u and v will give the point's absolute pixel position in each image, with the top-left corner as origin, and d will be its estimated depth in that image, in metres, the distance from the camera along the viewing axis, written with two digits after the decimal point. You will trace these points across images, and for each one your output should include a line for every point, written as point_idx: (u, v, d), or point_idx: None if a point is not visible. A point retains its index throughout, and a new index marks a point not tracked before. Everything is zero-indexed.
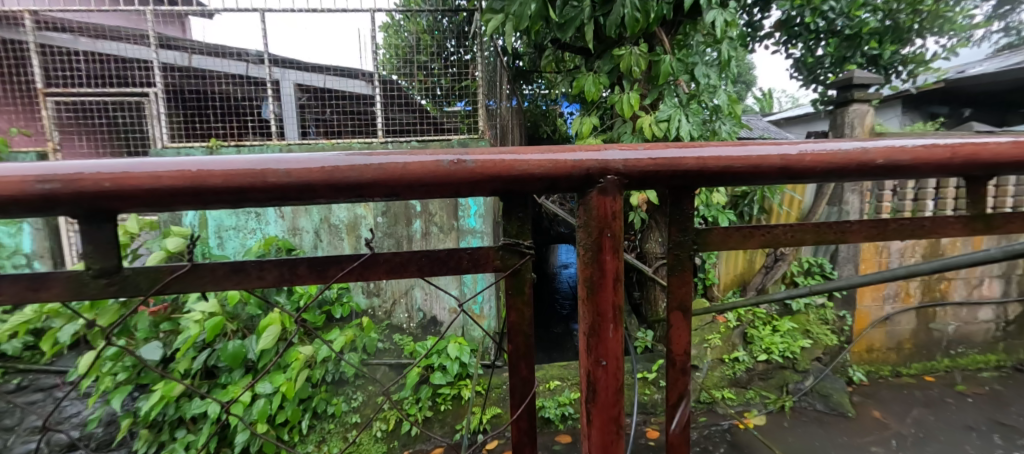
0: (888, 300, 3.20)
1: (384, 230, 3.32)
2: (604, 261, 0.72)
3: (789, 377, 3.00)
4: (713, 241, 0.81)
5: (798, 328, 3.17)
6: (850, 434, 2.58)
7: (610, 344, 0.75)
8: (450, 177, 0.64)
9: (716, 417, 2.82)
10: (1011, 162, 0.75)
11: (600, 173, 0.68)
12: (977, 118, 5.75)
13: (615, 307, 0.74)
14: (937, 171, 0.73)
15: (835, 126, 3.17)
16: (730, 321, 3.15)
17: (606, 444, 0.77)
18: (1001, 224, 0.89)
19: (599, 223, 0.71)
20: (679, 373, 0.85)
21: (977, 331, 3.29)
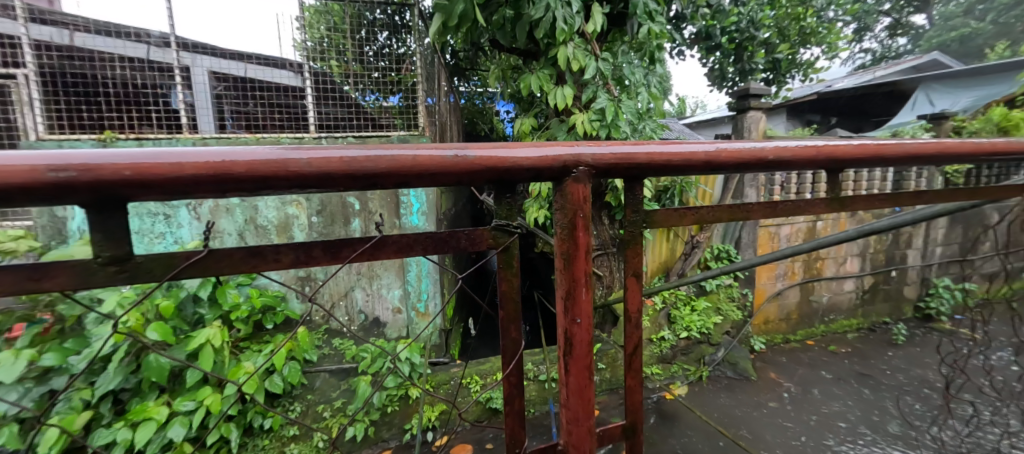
0: (779, 278, 3.76)
1: (319, 230, 3.17)
2: (577, 237, 0.82)
3: (705, 350, 3.41)
4: (658, 220, 0.96)
5: (711, 306, 3.57)
6: (754, 394, 3.01)
7: (582, 304, 0.84)
8: (456, 169, 0.69)
9: (647, 391, 3.09)
10: (855, 158, 0.98)
11: (574, 165, 0.77)
12: (841, 125, 6.98)
13: (588, 274, 0.83)
14: (808, 164, 0.94)
15: (737, 131, 3.63)
16: (657, 304, 3.46)
17: (580, 390, 0.87)
18: (854, 202, 1.15)
19: (573, 205, 0.80)
20: (632, 325, 0.98)
21: (844, 300, 3.98)
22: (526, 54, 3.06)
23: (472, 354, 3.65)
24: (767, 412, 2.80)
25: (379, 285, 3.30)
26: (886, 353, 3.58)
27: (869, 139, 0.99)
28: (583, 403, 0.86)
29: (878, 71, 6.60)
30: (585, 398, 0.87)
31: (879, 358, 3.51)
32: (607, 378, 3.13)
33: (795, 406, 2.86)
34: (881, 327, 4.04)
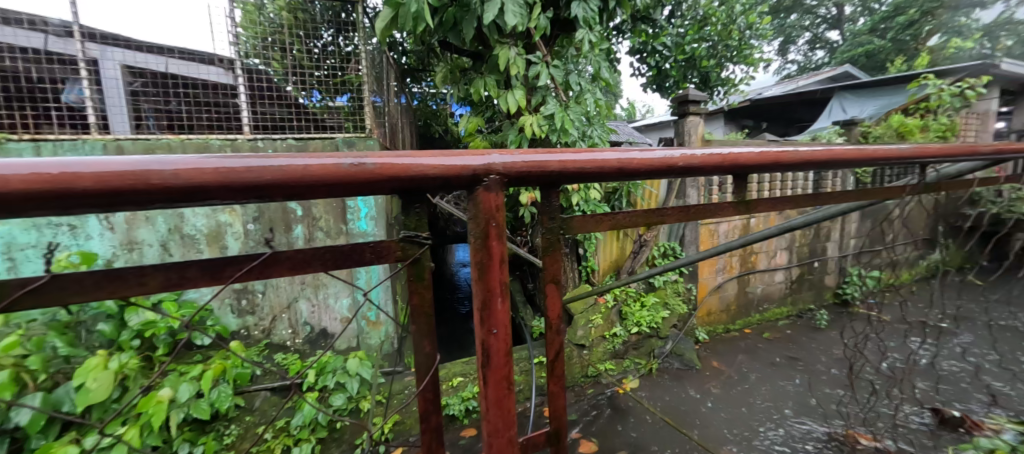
0: (719, 272, 3.97)
1: (257, 238, 2.91)
2: (491, 246, 0.71)
3: (654, 344, 3.52)
4: (575, 226, 0.90)
5: (659, 301, 3.66)
6: (698, 383, 3.16)
7: (499, 314, 0.74)
8: (355, 182, 0.59)
9: (601, 387, 3.08)
10: (758, 164, 0.91)
11: (483, 174, 0.67)
12: (770, 130, 7.65)
13: (503, 283, 0.73)
14: (714, 171, 0.88)
15: (679, 134, 3.79)
16: (609, 302, 3.42)
17: (499, 403, 0.76)
18: (758, 206, 1.12)
19: (485, 215, 0.70)
20: (551, 331, 0.87)
21: (776, 290, 4.30)
22: (476, 57, 2.95)
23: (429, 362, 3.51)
24: (709, 399, 2.95)
25: (325, 295, 3.05)
26: (812, 337, 3.91)
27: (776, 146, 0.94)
28: (503, 415, 0.75)
29: (801, 81, 7.25)
30: (504, 410, 0.76)
31: (805, 341, 3.83)
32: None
33: (735, 392, 3.03)
34: (807, 314, 4.41)
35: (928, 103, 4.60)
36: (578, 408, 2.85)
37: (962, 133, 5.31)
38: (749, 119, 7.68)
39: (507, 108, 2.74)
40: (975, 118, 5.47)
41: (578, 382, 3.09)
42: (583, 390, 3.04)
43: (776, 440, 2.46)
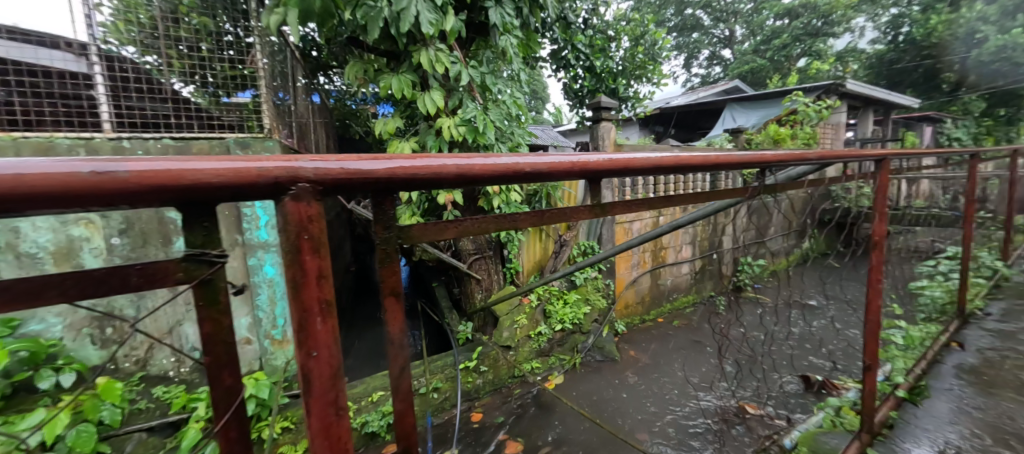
0: (635, 267, 4.14)
1: (126, 256, 2.17)
2: (306, 262, 0.54)
3: (578, 340, 3.53)
4: (416, 235, 0.72)
5: (581, 297, 3.72)
6: (618, 372, 3.30)
7: (322, 335, 0.56)
8: (98, 195, 0.42)
9: (528, 386, 3.07)
10: (607, 171, 0.83)
11: (289, 182, 0.52)
12: (677, 137, 8.38)
13: (324, 301, 0.56)
14: (563, 178, 0.78)
15: (596, 139, 3.91)
16: (533, 301, 3.45)
17: (326, 437, 0.58)
18: (613, 208, 0.98)
19: (296, 227, 0.53)
20: (396, 345, 0.70)
21: (682, 281, 4.66)
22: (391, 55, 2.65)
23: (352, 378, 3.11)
24: (629, 386, 3.07)
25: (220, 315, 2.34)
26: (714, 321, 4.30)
27: (632, 151, 0.86)
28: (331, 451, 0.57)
29: (700, 92, 8.01)
30: (334, 446, 0.58)
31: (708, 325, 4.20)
32: (490, 380, 2.98)
33: (649, 378, 3.19)
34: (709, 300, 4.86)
35: (795, 115, 5.32)
36: (504, 411, 2.80)
37: (821, 142, 6.23)
38: (659, 126, 8.35)
39: (427, 110, 2.50)
40: (830, 130, 6.43)
41: (505, 383, 3.08)
42: (510, 391, 3.02)
43: (686, 417, 2.59)
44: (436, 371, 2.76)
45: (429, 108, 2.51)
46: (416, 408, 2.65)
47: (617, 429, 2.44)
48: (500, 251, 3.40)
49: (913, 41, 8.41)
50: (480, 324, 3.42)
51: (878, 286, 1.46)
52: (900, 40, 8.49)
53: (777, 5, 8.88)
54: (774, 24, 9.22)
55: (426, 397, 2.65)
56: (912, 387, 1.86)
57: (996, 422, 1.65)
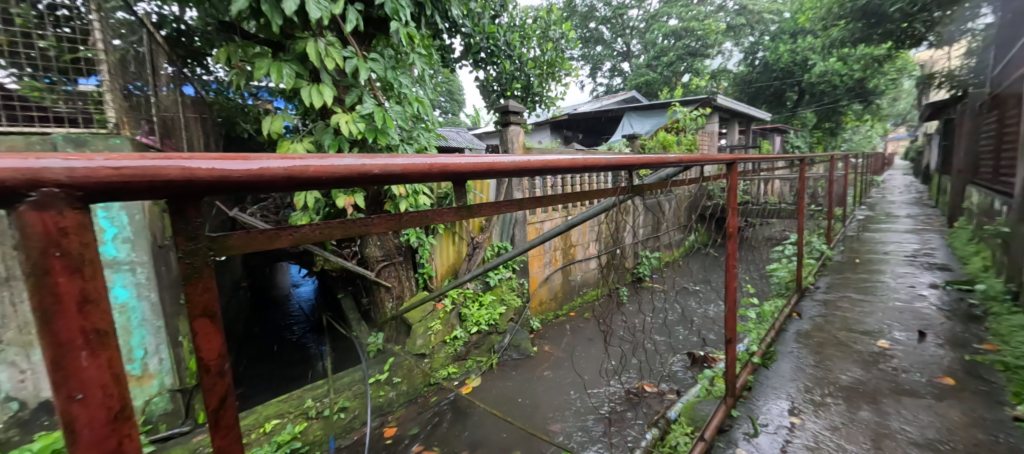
0: (547, 265, 4.27)
1: None
2: (60, 283, 0.38)
3: (494, 340, 3.55)
4: (236, 246, 0.58)
5: (496, 298, 3.73)
6: (534, 369, 3.36)
7: (94, 373, 0.41)
8: None
9: (444, 392, 3.00)
10: (477, 174, 0.74)
11: (36, 183, 0.36)
12: (584, 141, 8.93)
13: (94, 330, 0.40)
14: (424, 180, 0.66)
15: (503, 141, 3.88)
16: (447, 306, 3.40)
17: None
18: (481, 210, 0.88)
19: (44, 239, 0.37)
20: (209, 374, 0.55)
21: (590, 275, 4.93)
22: (274, 45, 2.29)
23: (247, 403, 2.75)
24: (544, 381, 3.15)
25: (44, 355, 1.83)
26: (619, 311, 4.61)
27: (505, 154, 0.78)
28: None
29: (603, 100, 8.59)
30: None
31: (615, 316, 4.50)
32: (404, 391, 2.87)
33: (562, 371, 3.30)
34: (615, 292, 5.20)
35: (678, 124, 5.92)
36: (419, 422, 2.71)
37: (701, 148, 7.04)
38: (569, 131, 8.82)
39: (314, 105, 2.11)
40: (707, 137, 7.29)
41: (422, 392, 2.98)
42: (426, 400, 2.93)
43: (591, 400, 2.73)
44: (343, 390, 2.60)
45: (315, 104, 2.13)
46: (320, 432, 2.43)
47: (529, 424, 2.48)
48: (413, 258, 3.28)
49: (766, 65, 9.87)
50: (392, 334, 3.28)
51: (733, 268, 1.66)
52: (757, 64, 9.92)
53: (663, 26, 9.76)
54: (660, 42, 10.13)
55: (331, 419, 2.46)
56: (766, 355, 2.17)
57: (836, 385, 1.96)
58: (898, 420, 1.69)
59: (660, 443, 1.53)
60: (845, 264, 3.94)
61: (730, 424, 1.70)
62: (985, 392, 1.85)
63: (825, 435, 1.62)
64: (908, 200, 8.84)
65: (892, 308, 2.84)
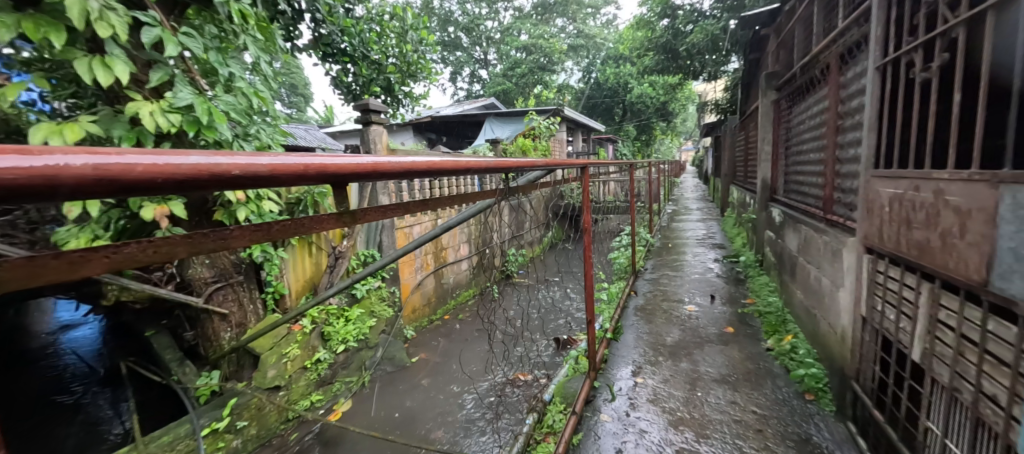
0: (418, 270, 4.08)
1: None
2: None
3: (365, 356, 3.19)
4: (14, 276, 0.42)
5: (365, 311, 3.41)
6: (411, 379, 3.12)
7: None
8: None
9: (307, 426, 2.60)
10: (357, 175, 0.67)
11: None
12: (447, 144, 8.96)
13: None
14: (294, 183, 0.56)
15: (364, 142, 3.60)
16: (306, 327, 2.97)
17: None
18: (366, 216, 0.83)
19: None
20: None
21: (461, 276, 4.88)
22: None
23: None
24: (423, 391, 2.95)
25: None
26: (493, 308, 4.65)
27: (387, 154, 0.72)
28: None
29: (464, 104, 8.71)
30: None
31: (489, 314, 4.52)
32: (253, 436, 2.39)
33: (441, 377, 3.12)
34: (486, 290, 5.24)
35: (534, 131, 6.29)
36: None
37: (554, 152, 7.61)
38: (431, 133, 8.74)
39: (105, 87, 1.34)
40: (558, 144, 7.95)
41: (278, 432, 2.53)
42: (286, 439, 2.50)
43: (466, 398, 2.77)
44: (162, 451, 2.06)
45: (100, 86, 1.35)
46: None
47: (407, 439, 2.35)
48: (258, 276, 2.80)
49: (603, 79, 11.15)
50: (231, 371, 2.63)
51: (590, 258, 1.86)
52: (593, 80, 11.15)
53: (515, 40, 10.32)
54: (513, 54, 10.69)
55: None
56: (614, 331, 2.47)
57: (681, 356, 2.23)
58: (705, 365, 2.12)
59: (540, 425, 1.66)
60: (663, 248, 4.71)
61: (592, 394, 1.91)
62: (753, 334, 2.45)
63: (660, 388, 1.94)
64: (703, 196, 10.98)
65: (695, 279, 3.53)
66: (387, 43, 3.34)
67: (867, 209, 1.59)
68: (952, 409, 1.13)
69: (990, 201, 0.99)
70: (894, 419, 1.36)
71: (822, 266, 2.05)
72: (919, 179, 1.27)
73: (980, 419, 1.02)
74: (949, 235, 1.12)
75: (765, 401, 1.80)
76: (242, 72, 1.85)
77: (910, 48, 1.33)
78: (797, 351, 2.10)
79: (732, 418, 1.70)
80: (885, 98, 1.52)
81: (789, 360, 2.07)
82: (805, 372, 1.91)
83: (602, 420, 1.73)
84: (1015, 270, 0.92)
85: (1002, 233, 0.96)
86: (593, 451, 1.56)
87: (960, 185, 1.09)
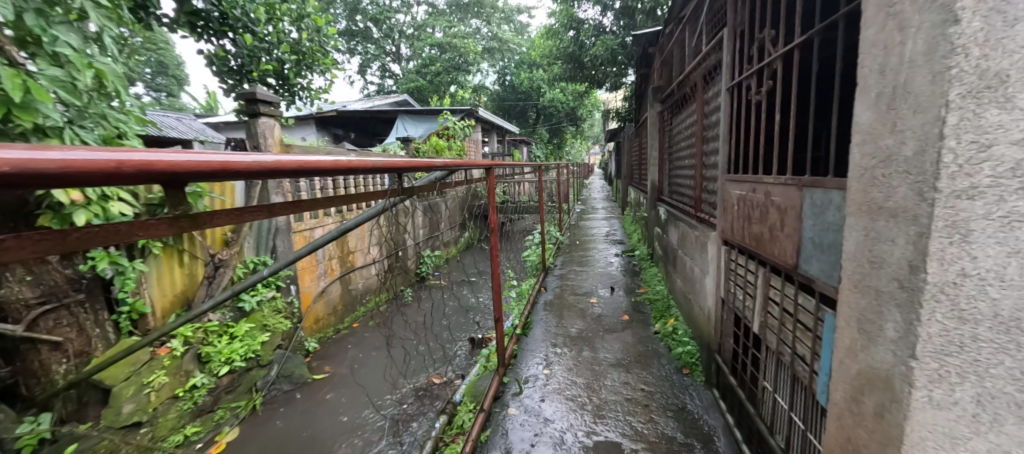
0: (321, 277, 3.54)
1: None
2: None
3: (257, 375, 2.67)
4: None
5: (255, 326, 2.86)
6: (313, 395, 2.77)
7: None
8: None
9: None
10: (201, 175, 0.57)
11: None
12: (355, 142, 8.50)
13: None
14: (105, 182, 0.46)
15: (251, 136, 3.11)
16: (176, 350, 2.44)
17: None
18: (220, 219, 0.73)
19: None
20: None
21: (373, 282, 4.59)
22: None
23: None
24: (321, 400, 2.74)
25: None
26: None
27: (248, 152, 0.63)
28: None
29: (375, 101, 8.33)
30: None
31: None
32: None
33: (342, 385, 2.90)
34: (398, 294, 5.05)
35: (447, 131, 6.21)
36: None
37: (469, 153, 7.59)
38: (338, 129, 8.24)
39: None
40: (473, 144, 7.94)
41: None
42: None
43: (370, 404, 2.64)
44: None
45: None
46: None
47: None
48: (107, 292, 2.25)
49: (518, 82, 11.33)
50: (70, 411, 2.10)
51: (497, 258, 1.89)
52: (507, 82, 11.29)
53: (429, 37, 10.09)
54: (427, 51, 10.44)
55: None
56: (522, 327, 2.52)
57: (581, 347, 2.33)
58: (603, 352, 2.26)
59: (450, 427, 1.65)
60: (572, 246, 4.91)
61: (501, 390, 1.94)
62: (645, 320, 2.67)
63: (563, 376, 2.03)
64: (609, 196, 11.70)
65: (599, 274, 3.73)
66: (277, 23, 3.00)
67: (723, 209, 1.81)
68: (779, 368, 1.32)
69: (799, 200, 1.18)
70: (743, 382, 1.57)
71: (695, 258, 2.27)
72: (755, 183, 1.48)
73: (796, 375, 1.21)
74: (773, 229, 1.33)
75: (652, 379, 1.97)
76: (76, 39, 1.46)
77: (747, 74, 1.54)
78: (678, 332, 2.35)
79: (624, 397, 1.83)
80: (734, 119, 1.75)
81: (671, 340, 2.30)
82: (682, 349, 2.14)
83: (511, 414, 1.76)
84: (814, 256, 1.10)
85: (805, 226, 1.14)
86: (502, 446, 1.58)
87: (781, 188, 1.29)
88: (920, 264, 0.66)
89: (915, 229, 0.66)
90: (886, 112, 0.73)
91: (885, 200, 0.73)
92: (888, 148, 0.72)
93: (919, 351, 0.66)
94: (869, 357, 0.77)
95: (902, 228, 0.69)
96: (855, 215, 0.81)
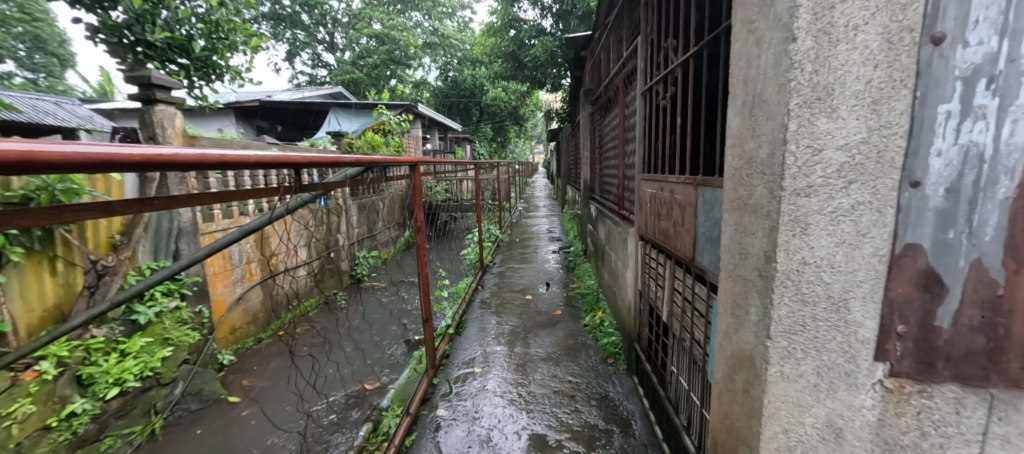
0: (237, 282, 3.19)
1: None
2: None
3: (155, 396, 2.41)
4: None
5: (153, 340, 2.57)
6: (225, 409, 2.50)
7: None
8: None
9: None
10: (26, 167, 0.48)
11: None
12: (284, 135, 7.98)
13: None
14: None
15: (144, 125, 2.73)
16: (46, 373, 2.09)
17: None
18: (28, 217, 0.61)
19: None
20: None
21: None
22: None
23: None
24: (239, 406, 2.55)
25: None
26: None
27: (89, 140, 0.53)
28: None
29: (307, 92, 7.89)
30: None
31: None
32: None
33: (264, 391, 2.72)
34: None
35: (385, 125, 6.01)
36: None
37: (409, 149, 7.41)
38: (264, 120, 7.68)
39: None
40: (413, 141, 7.76)
41: None
42: None
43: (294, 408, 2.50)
44: None
45: None
46: None
47: None
48: None
49: (459, 79, 11.22)
50: None
51: (424, 257, 1.84)
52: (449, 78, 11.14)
53: (366, 28, 9.70)
54: (364, 42, 10.04)
55: None
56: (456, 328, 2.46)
57: (512, 342, 2.36)
58: (535, 346, 2.30)
59: (374, 435, 1.57)
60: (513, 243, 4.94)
61: (431, 391, 1.90)
62: (576, 314, 2.75)
63: (493, 372, 2.04)
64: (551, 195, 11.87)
65: (537, 270, 3.78)
66: None
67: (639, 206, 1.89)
68: (680, 352, 1.40)
69: (694, 199, 1.26)
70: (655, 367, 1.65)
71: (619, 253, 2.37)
72: (663, 183, 1.56)
73: (694, 359, 1.28)
74: (676, 224, 1.40)
75: (578, 370, 2.02)
76: None
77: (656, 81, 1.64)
78: (605, 323, 2.42)
79: (552, 390, 1.87)
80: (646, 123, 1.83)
81: (598, 333, 2.37)
82: (607, 340, 2.22)
83: (438, 415, 1.73)
84: (706, 249, 1.18)
85: (699, 222, 1.21)
86: (429, 447, 1.55)
87: (681, 188, 1.37)
88: (772, 254, 0.76)
89: (769, 223, 0.76)
90: (747, 118, 0.83)
91: (749, 198, 0.82)
92: (750, 151, 0.82)
93: (773, 332, 0.76)
94: (739, 339, 0.87)
95: (761, 223, 0.78)
96: (728, 211, 0.91)
